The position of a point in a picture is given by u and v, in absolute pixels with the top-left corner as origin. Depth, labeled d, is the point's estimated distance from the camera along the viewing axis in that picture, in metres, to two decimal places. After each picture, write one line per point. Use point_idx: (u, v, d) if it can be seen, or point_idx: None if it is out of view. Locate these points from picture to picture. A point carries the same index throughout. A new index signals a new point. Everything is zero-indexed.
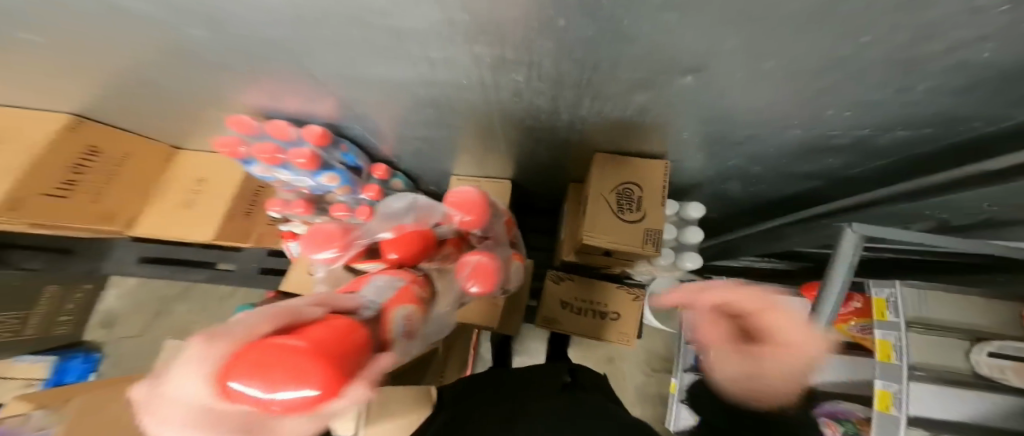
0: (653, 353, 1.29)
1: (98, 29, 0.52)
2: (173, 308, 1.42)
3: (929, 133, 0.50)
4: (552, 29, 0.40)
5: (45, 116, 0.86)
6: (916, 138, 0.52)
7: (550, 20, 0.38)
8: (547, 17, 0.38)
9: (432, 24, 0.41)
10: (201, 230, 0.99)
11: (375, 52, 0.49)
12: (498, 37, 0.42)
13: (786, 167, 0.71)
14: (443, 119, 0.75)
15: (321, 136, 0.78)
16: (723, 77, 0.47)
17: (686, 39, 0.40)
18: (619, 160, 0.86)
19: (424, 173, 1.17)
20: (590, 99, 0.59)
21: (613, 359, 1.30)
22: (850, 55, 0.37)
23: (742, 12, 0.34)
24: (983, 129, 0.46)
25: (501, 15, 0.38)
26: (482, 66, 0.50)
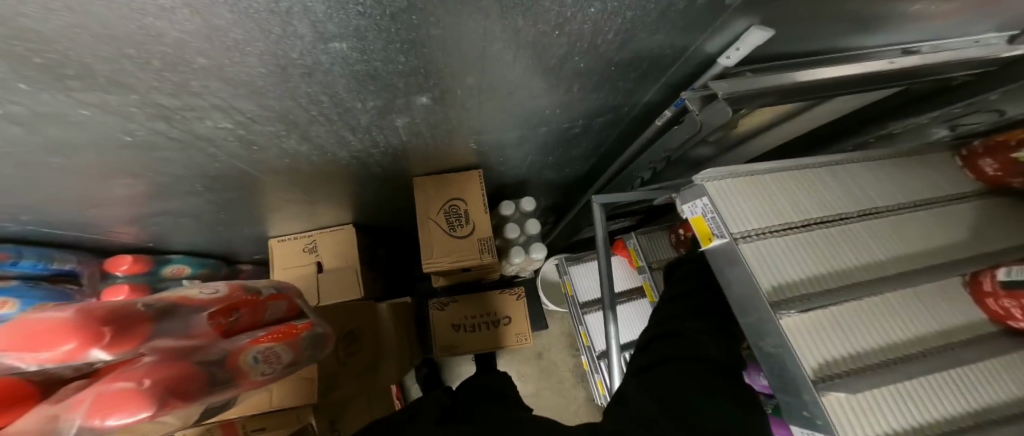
0: (558, 337, 1.33)
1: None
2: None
3: (619, 110, 0.62)
4: (164, 69, 0.34)
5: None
6: (616, 114, 0.63)
7: (139, 60, 0.32)
8: (124, 56, 0.31)
9: (20, 81, 0.32)
10: None
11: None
12: (145, 86, 0.36)
13: (566, 152, 0.82)
14: (191, 184, 0.62)
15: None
16: (437, 91, 0.50)
17: (339, 63, 0.39)
18: (436, 178, 0.86)
19: (238, 244, 0.97)
20: (339, 133, 0.56)
21: (540, 354, 1.32)
22: (514, 62, 0.44)
23: (344, 31, 0.33)
24: (642, 100, 0.58)
25: (109, 61, 0.31)
26: (143, 120, 0.41)
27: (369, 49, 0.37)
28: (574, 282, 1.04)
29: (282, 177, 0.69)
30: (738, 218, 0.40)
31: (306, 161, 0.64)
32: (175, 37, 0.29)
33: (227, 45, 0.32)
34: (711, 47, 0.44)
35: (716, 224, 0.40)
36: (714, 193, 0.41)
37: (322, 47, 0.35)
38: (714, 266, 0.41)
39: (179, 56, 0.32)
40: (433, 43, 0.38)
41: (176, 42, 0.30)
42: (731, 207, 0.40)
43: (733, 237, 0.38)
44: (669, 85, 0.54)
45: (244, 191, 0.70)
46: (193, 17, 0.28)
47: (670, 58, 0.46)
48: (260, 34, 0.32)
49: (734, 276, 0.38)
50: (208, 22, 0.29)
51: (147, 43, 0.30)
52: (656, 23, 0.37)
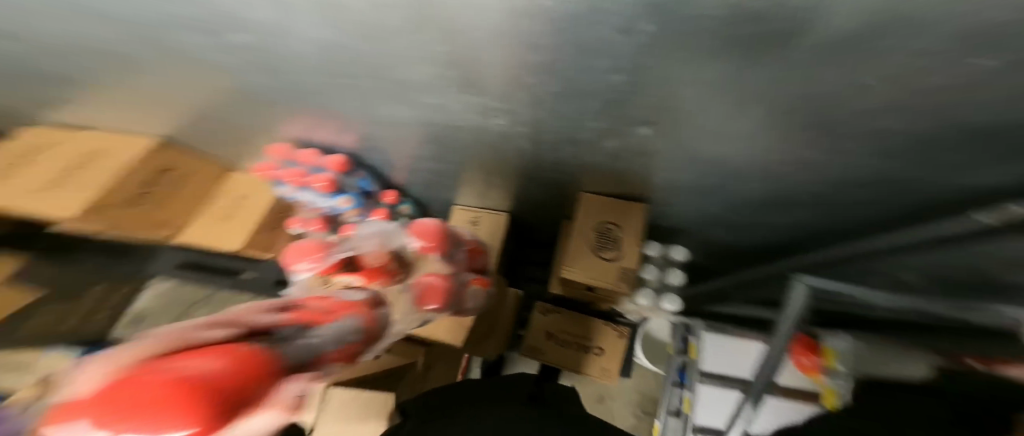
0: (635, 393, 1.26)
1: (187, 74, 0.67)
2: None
3: (866, 186, 0.53)
4: (501, 77, 0.50)
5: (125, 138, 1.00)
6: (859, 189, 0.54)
7: (496, 68, 0.48)
8: (491, 66, 0.47)
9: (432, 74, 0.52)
10: (233, 240, 1.09)
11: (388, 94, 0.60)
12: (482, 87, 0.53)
13: (757, 214, 0.75)
14: (441, 153, 0.86)
15: (342, 164, 0.91)
16: (666, 126, 0.54)
17: (611, 91, 0.48)
18: (603, 200, 0.92)
19: (429, 202, 1.27)
20: (560, 143, 0.68)
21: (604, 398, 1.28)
22: (769, 115, 0.45)
23: (639, 67, 0.42)
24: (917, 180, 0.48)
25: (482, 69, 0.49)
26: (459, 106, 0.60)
27: (643, 83, 0.45)
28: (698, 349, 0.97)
29: (493, 163, 0.88)
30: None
31: (518, 156, 0.80)
32: (530, 55, 0.43)
33: (552, 66, 0.45)
34: None
35: None
36: None
37: (610, 76, 0.45)
38: None
39: (518, 69, 0.47)
40: (701, 86, 0.43)
41: (528, 58, 0.44)
42: None
43: None
44: (973, 174, 0.43)
45: (465, 166, 0.93)
46: (556, 49, 0.41)
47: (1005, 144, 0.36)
48: (579, 60, 0.43)
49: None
50: (557, 48, 0.41)
51: (512, 58, 0.45)
52: (1006, 105, 0.32)
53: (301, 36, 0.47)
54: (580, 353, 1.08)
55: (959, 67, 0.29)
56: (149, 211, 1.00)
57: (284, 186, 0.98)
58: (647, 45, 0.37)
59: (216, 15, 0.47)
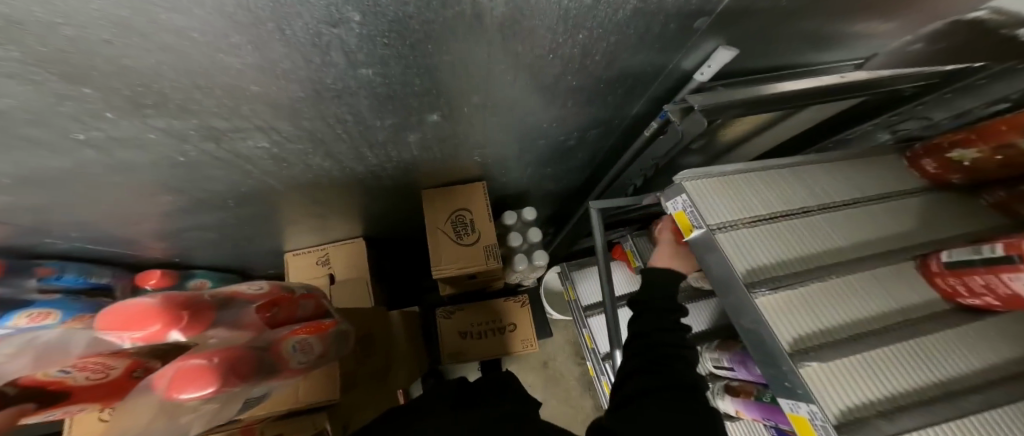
0: (563, 346, 1.34)
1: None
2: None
3: (610, 123, 0.68)
4: (219, 95, 0.40)
5: None
6: (608, 126, 0.69)
7: (199, 85, 0.38)
8: (190, 84, 0.37)
9: (105, 109, 0.38)
10: None
11: (55, 147, 0.42)
12: (201, 110, 0.42)
13: (564, 164, 0.89)
14: (221, 199, 0.68)
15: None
16: (445, 110, 0.56)
17: (364, 86, 0.45)
18: (441, 191, 0.91)
19: (253, 257, 1.03)
20: (357, 151, 0.62)
21: (546, 363, 1.32)
22: (513, 80, 0.49)
23: (371, 59, 0.40)
24: (631, 112, 0.64)
25: (178, 90, 0.38)
26: (192, 140, 0.47)
27: (388, 73, 0.43)
28: (577, 288, 1.07)
29: (302, 192, 0.75)
30: (715, 212, 0.43)
31: (325, 177, 0.70)
32: (233, 65, 0.36)
33: (273, 73, 0.38)
34: (688, 64, 0.49)
35: (695, 217, 0.43)
36: (693, 193, 0.45)
37: (349, 74, 0.42)
38: (697, 256, 0.44)
39: (234, 84, 0.39)
40: (442, 68, 0.45)
41: (233, 69, 0.36)
42: (707, 201, 0.44)
43: (709, 227, 0.42)
44: (654, 97, 0.59)
45: (268, 205, 0.77)
46: (249, 52, 0.34)
47: (653, 73, 0.51)
48: (302, 63, 0.38)
49: (711, 262, 0.42)
50: (260, 53, 0.35)
51: (211, 72, 0.36)
52: (635, 46, 0.43)
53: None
54: (492, 338, 1.10)
55: (592, 22, 0.37)
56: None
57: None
58: (356, 37, 0.35)
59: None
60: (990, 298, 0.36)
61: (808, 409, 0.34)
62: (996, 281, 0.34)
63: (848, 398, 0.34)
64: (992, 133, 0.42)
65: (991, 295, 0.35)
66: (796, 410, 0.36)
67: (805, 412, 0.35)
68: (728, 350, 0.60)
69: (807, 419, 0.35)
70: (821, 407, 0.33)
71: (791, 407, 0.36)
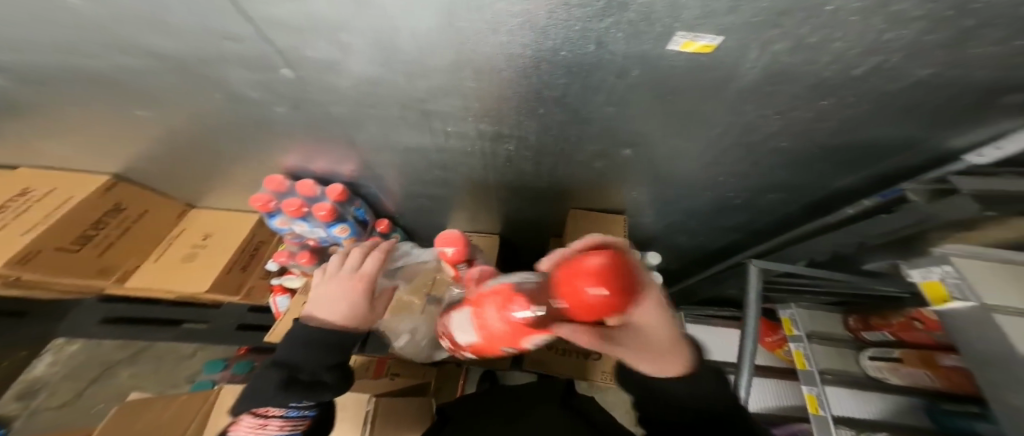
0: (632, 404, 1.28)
1: (206, 105, 0.73)
2: (118, 372, 1.32)
3: (799, 191, 0.71)
4: (518, 110, 0.62)
5: (83, 180, 1.03)
6: (789, 194, 0.72)
7: (511, 99, 0.59)
8: (509, 99, 0.59)
9: (467, 110, 0.63)
10: (198, 284, 1.05)
11: (417, 127, 0.70)
12: (505, 120, 0.65)
13: (712, 223, 0.93)
14: (444, 180, 0.95)
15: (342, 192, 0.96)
16: (646, 150, 0.70)
17: (609, 119, 0.62)
18: (588, 214, 1.05)
19: (419, 228, 1.32)
20: (556, 167, 0.82)
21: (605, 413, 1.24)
22: (726, 136, 0.60)
23: (630, 101, 0.56)
24: (835, 184, 0.66)
25: (510, 105, 0.61)
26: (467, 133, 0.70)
27: (632, 112, 0.59)
28: None
29: (495, 190, 1.00)
30: (996, 297, 0.44)
31: (514, 181, 0.92)
32: (544, 91, 0.56)
33: (563, 99, 0.58)
34: (955, 142, 0.53)
35: (957, 288, 0.46)
36: (955, 269, 0.47)
37: (604, 107, 0.59)
38: (957, 332, 0.47)
39: (536, 103, 0.60)
40: (675, 116, 0.58)
41: (543, 94, 0.57)
42: (982, 283, 0.45)
43: (979, 301, 0.44)
44: (875, 173, 0.62)
45: (465, 192, 1.03)
46: (560, 84, 0.54)
47: (902, 146, 0.56)
48: (586, 95, 0.56)
49: (987, 338, 0.42)
50: (571, 85, 0.54)
51: (531, 94, 0.57)
52: (876, 115, 0.49)
53: (343, 74, 0.58)
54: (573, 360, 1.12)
55: (849, 92, 0.45)
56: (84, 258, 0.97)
57: (276, 216, 1.02)
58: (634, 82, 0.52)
59: (251, 49, 0.55)
60: None
61: None
62: None
63: None
64: None
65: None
66: None
67: None
68: None
69: None
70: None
71: None
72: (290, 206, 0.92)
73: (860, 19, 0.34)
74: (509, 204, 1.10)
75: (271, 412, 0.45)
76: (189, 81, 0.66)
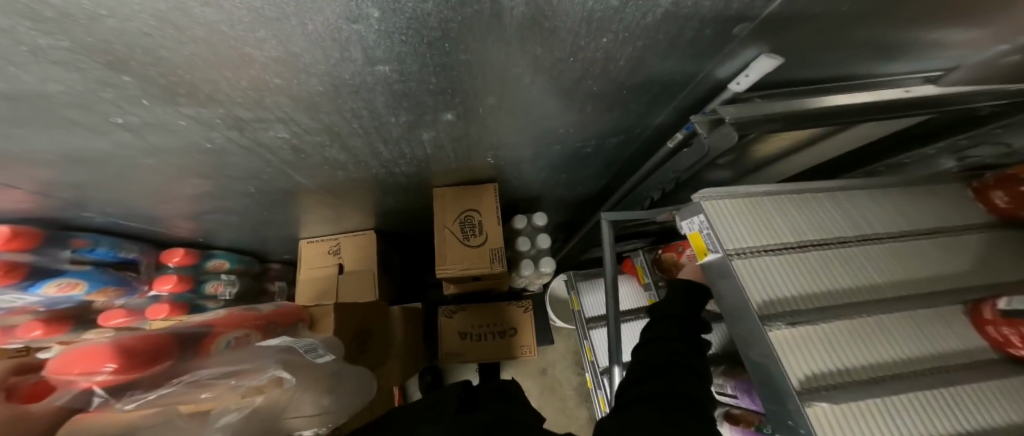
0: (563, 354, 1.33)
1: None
2: None
3: (631, 131, 0.65)
4: (225, 85, 0.40)
5: None
6: (629, 135, 0.66)
7: (184, 70, 0.37)
8: (179, 70, 0.37)
9: (140, 96, 0.40)
10: None
11: (96, 128, 0.44)
12: (226, 100, 0.43)
13: (579, 172, 0.86)
14: (236, 186, 0.69)
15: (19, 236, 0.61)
16: (467, 111, 0.55)
17: (380, 82, 0.44)
18: (455, 190, 0.90)
19: (268, 243, 1.05)
20: (375, 148, 0.63)
21: (544, 369, 1.32)
22: (532, 84, 0.47)
23: (383, 56, 0.39)
24: (654, 122, 0.61)
25: (207, 80, 0.39)
26: (177, 123, 0.46)
27: (400, 70, 0.42)
28: (582, 298, 1.04)
29: (323, 185, 0.77)
30: (736, 235, 0.38)
31: (337, 171, 0.71)
32: (228, 53, 0.35)
33: (277, 63, 0.38)
34: (723, 72, 0.46)
35: (712, 240, 0.38)
36: (712, 212, 0.39)
37: (355, 68, 0.41)
38: (709, 280, 0.40)
39: (246, 74, 0.39)
40: (459, 67, 0.43)
41: (234, 57, 0.36)
42: (730, 226, 0.39)
43: (726, 252, 0.37)
44: (679, 108, 0.56)
45: (286, 195, 0.79)
46: (257, 43, 0.34)
47: (683, 81, 0.48)
48: (313, 54, 0.37)
49: (727, 289, 0.37)
50: (270, 43, 0.35)
51: (211, 59, 0.36)
52: (666, 51, 0.40)
53: None
54: (490, 341, 1.09)
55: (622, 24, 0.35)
56: None
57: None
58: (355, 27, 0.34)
59: None
60: None
61: None
62: None
63: None
64: None
65: None
66: None
67: None
68: (734, 377, 0.58)
69: None
70: None
71: None
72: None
73: None
74: (359, 197, 0.89)
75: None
76: None
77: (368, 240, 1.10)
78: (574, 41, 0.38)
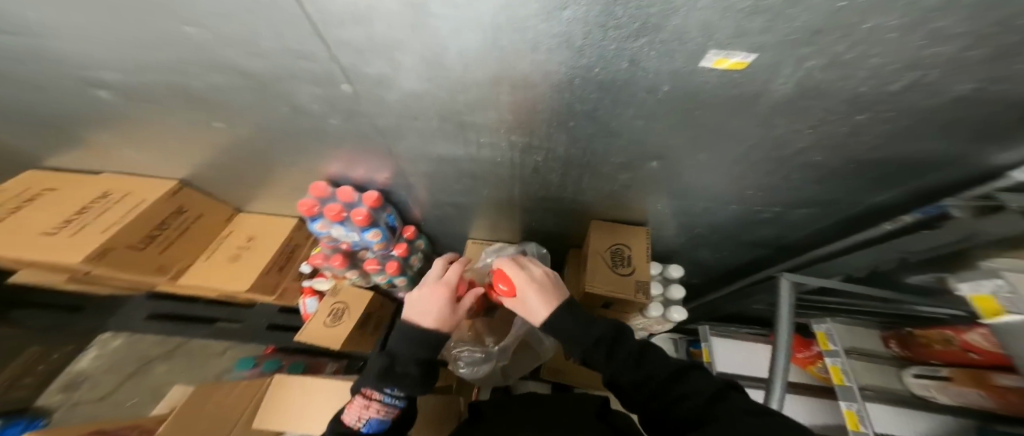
0: None
1: (252, 115, 0.79)
2: (153, 368, 1.41)
3: (836, 205, 0.72)
4: (544, 123, 0.66)
5: (149, 183, 1.13)
6: (825, 206, 0.73)
7: (537, 113, 0.63)
8: (534, 113, 0.63)
9: (497, 124, 0.68)
10: (240, 284, 1.14)
11: (452, 137, 0.75)
12: (536, 132, 0.69)
13: (740, 234, 0.92)
14: (471, 187, 0.98)
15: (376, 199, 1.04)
16: (678, 162, 0.71)
17: (637, 132, 0.65)
18: (613, 225, 1.05)
19: (445, 236, 1.36)
20: (581, 179, 0.85)
21: None
22: (754, 150, 0.61)
23: (659, 116, 0.59)
24: (871, 200, 0.68)
25: (541, 121, 0.65)
26: (495, 142, 0.74)
27: (659, 127, 0.62)
28: (714, 353, 0.98)
29: (520, 200, 1.03)
30: None
31: (540, 192, 0.95)
32: (572, 105, 0.59)
33: (588, 114, 0.61)
34: (995, 159, 0.53)
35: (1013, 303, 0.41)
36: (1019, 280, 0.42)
37: (631, 122, 0.62)
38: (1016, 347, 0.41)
39: (567, 119, 0.63)
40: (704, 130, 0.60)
41: (571, 109, 0.60)
42: None
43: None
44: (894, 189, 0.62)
45: (492, 203, 1.07)
46: (599, 101, 0.57)
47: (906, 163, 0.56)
48: (613, 110, 0.60)
49: None
50: (600, 103, 0.58)
51: (559, 109, 0.61)
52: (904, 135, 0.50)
53: (394, 88, 0.62)
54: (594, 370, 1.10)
55: (885, 107, 0.47)
56: (148, 254, 1.06)
57: (317, 220, 1.10)
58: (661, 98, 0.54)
59: (322, 69, 0.60)
60: None
61: None
62: None
63: None
64: None
65: None
66: None
67: None
68: None
69: None
70: None
71: None
72: (330, 210, 1.02)
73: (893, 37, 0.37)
74: (532, 215, 1.12)
75: (373, 395, 0.58)
76: (244, 94, 0.72)
77: None
78: (820, 121, 0.51)
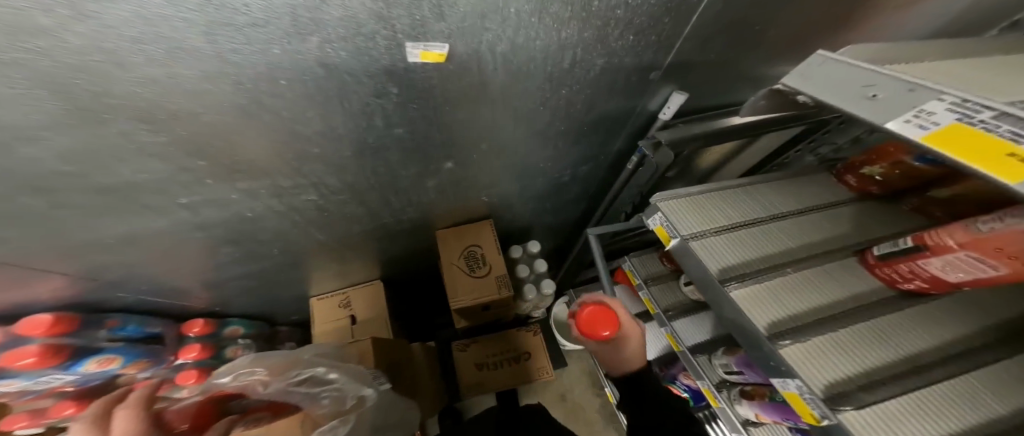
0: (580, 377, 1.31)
1: None
2: None
3: (597, 159, 0.79)
4: (272, 159, 0.51)
5: None
6: (596, 162, 0.80)
7: (245, 152, 0.47)
8: (242, 152, 0.47)
9: (206, 177, 0.50)
10: None
11: (154, 210, 0.53)
12: (274, 172, 0.54)
13: (562, 199, 0.98)
14: (257, 250, 0.76)
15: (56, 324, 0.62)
16: (466, 157, 0.68)
17: (396, 142, 0.56)
18: (456, 228, 0.99)
19: (279, 306, 1.08)
20: (386, 200, 0.74)
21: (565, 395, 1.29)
22: (516, 130, 0.61)
23: (402, 121, 0.52)
24: (614, 149, 0.76)
25: (264, 157, 0.50)
26: (229, 196, 0.55)
27: (413, 131, 0.55)
28: None
29: (338, 241, 0.86)
30: (687, 224, 0.54)
31: (352, 225, 0.80)
32: (284, 132, 0.46)
33: (317, 138, 0.49)
34: (652, 105, 0.63)
35: (671, 228, 0.53)
36: (668, 210, 0.55)
37: (378, 134, 0.53)
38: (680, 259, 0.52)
39: (297, 148, 0.50)
40: (459, 124, 0.56)
41: (290, 136, 0.47)
42: (680, 218, 0.54)
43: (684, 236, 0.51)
44: (632, 134, 0.71)
45: (306, 255, 0.87)
46: (311, 120, 0.46)
47: (626, 114, 0.64)
48: (345, 127, 0.49)
49: (692, 264, 0.50)
50: (319, 123, 0.47)
51: (271, 140, 0.47)
52: (608, 94, 0.56)
53: None
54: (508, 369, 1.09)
55: (577, 78, 0.50)
56: None
57: None
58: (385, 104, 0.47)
59: None
60: (917, 280, 0.43)
61: (796, 384, 0.38)
62: (916, 266, 0.42)
63: (821, 373, 0.39)
64: (886, 153, 0.53)
65: (918, 278, 0.43)
66: (787, 388, 0.39)
67: (794, 388, 0.38)
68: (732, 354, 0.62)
69: (797, 395, 0.38)
70: (804, 382, 0.37)
71: (782, 385, 0.40)
72: None
73: (534, 13, 0.37)
74: (368, 249, 0.97)
75: None
76: None
77: (376, 290, 1.14)
78: (542, 96, 0.53)
